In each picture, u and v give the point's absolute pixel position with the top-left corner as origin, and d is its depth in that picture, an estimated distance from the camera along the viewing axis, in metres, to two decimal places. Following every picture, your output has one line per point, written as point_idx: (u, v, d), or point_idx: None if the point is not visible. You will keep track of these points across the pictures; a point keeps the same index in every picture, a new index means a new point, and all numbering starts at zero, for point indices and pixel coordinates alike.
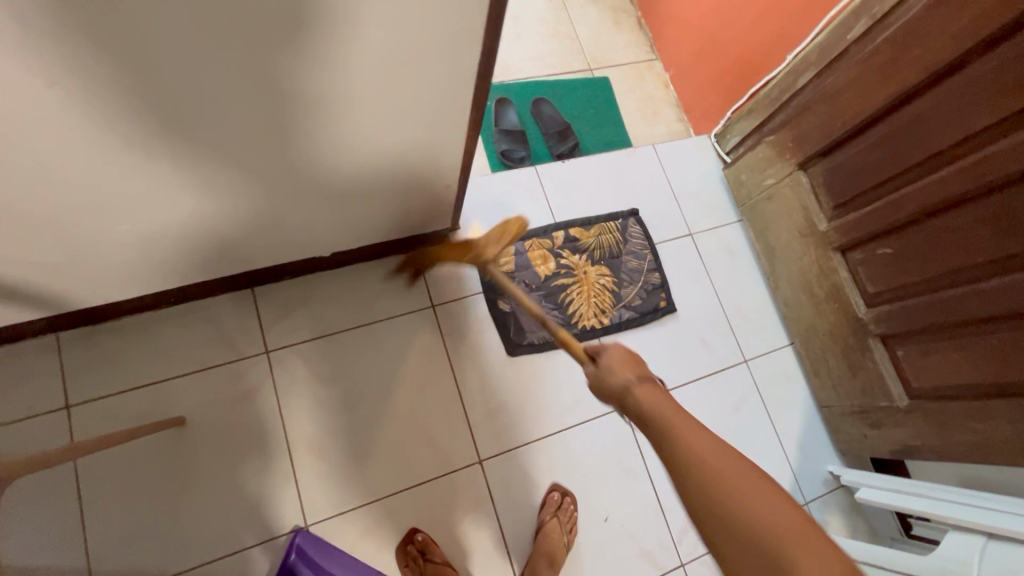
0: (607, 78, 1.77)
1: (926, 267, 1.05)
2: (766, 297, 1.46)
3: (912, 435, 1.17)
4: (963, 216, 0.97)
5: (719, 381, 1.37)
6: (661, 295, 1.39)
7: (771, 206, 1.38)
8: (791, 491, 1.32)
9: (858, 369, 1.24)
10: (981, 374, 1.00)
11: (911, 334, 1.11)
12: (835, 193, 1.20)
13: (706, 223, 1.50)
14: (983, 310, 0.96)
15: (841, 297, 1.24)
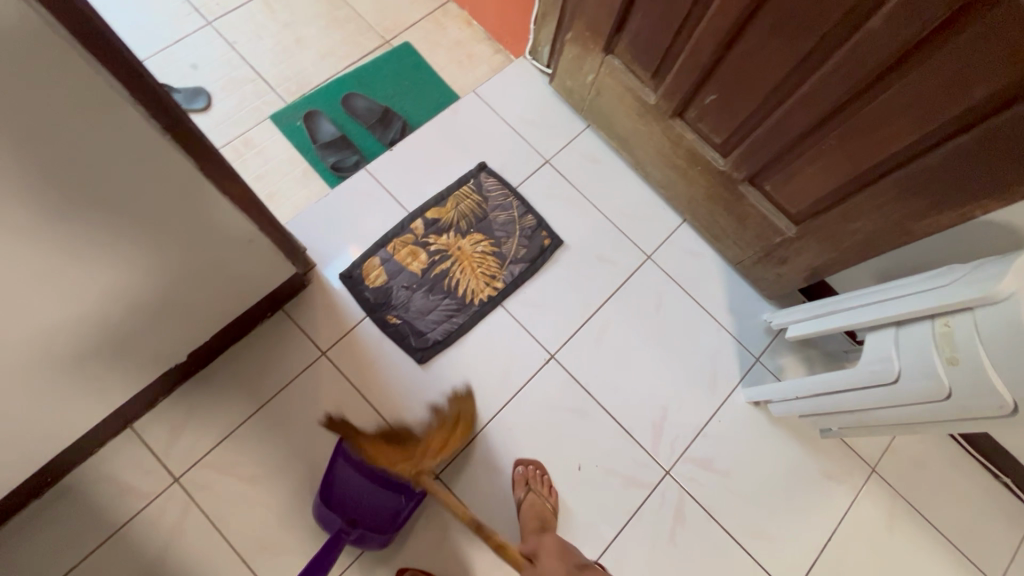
0: (408, 41, 1.66)
1: (749, 97, 1.00)
2: (643, 188, 1.42)
3: (813, 258, 1.15)
4: (752, 36, 0.92)
5: (631, 287, 1.34)
6: (542, 234, 1.34)
7: (604, 100, 1.32)
8: (737, 356, 1.32)
9: (745, 218, 1.22)
10: (839, 177, 0.97)
11: (769, 166, 1.08)
12: (647, 63, 1.15)
13: (558, 143, 1.44)
14: (810, 117, 0.93)
15: (699, 159, 1.20)
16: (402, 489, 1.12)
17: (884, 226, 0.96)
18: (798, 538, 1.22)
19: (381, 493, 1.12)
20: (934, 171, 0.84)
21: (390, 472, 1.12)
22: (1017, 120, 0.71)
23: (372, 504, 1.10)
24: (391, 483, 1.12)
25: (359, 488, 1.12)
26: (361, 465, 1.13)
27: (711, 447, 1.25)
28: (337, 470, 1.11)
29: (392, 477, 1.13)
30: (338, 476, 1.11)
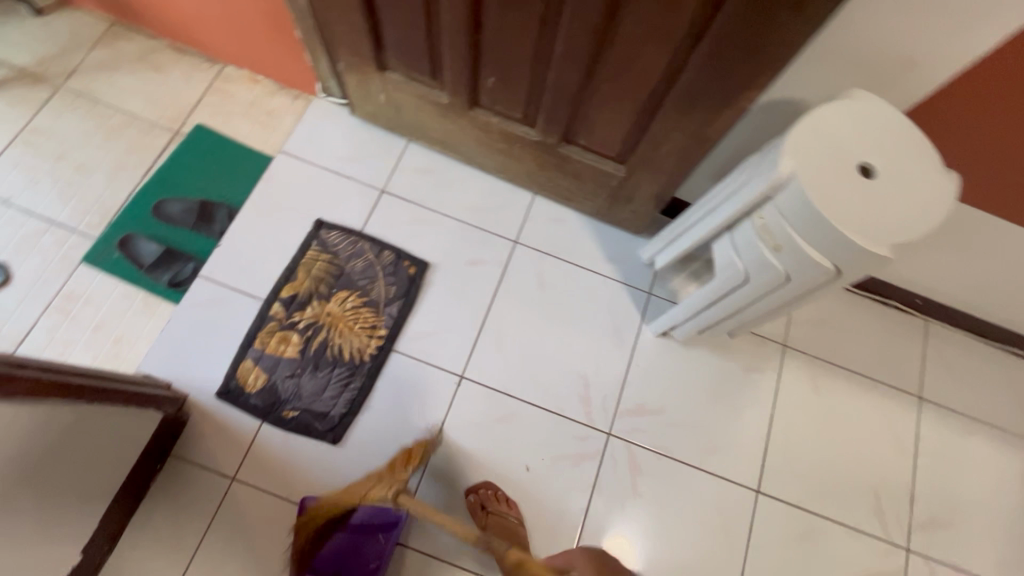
0: (198, 123, 1.54)
1: (520, 67, 0.99)
2: (484, 178, 1.41)
3: (652, 187, 1.18)
4: (491, 12, 0.90)
5: (510, 278, 1.34)
6: (405, 264, 1.31)
7: (407, 113, 1.28)
8: (630, 298, 1.35)
9: (579, 173, 1.23)
10: (630, 111, 0.98)
11: (573, 122, 1.08)
12: (421, 66, 1.11)
13: (387, 169, 1.40)
14: (578, 69, 0.93)
15: (513, 136, 1.19)
16: (379, 527, 1.11)
17: (688, 142, 0.99)
18: (745, 436, 1.28)
19: (361, 536, 1.11)
20: (697, 80, 0.85)
21: (364, 513, 1.11)
22: (734, 14, 0.73)
23: (353, 546, 1.10)
24: (368, 524, 1.11)
25: (340, 535, 1.10)
26: (331, 513, 1.11)
27: (640, 392, 1.28)
28: (314, 525, 1.09)
29: (366, 518, 1.11)
30: (315, 533, 1.09)
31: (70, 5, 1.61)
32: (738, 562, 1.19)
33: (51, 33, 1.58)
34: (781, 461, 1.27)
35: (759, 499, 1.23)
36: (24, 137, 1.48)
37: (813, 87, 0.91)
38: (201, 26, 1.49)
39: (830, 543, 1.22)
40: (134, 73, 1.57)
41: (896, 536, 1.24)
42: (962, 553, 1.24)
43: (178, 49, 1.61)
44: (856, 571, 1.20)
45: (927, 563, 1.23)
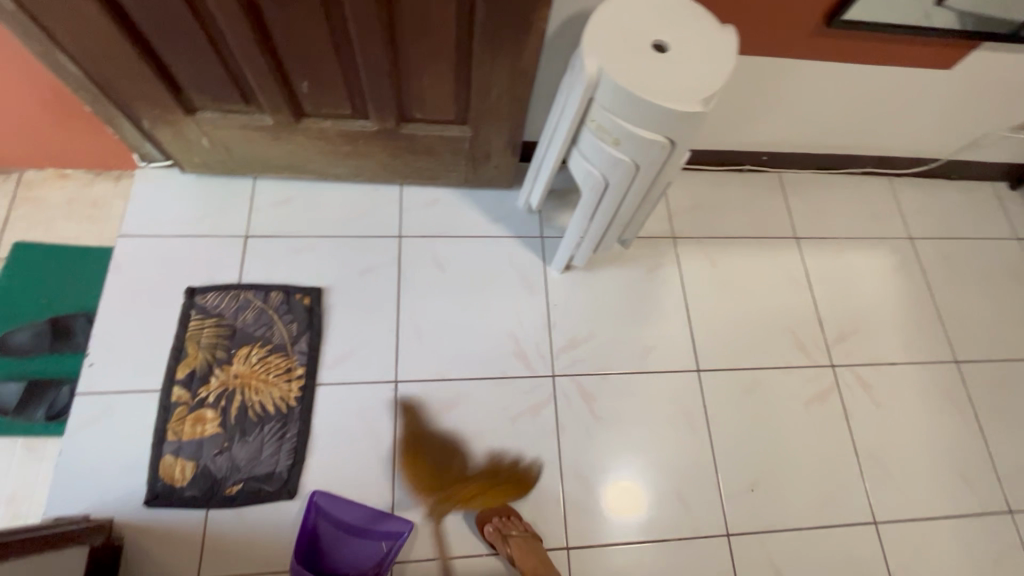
0: (14, 241, 1.37)
1: (326, 61, 0.98)
2: (346, 188, 1.38)
3: (502, 138, 1.21)
4: (272, 14, 0.88)
5: (407, 271, 1.33)
6: (298, 297, 1.26)
7: (238, 150, 1.22)
8: (526, 247, 1.39)
9: (432, 148, 1.23)
10: (448, 68, 1.00)
11: (402, 99, 1.09)
12: (230, 95, 1.06)
13: (243, 214, 1.33)
14: (380, 43, 0.93)
15: (353, 134, 1.17)
16: (381, 534, 1.10)
17: (511, 80, 1.03)
18: (671, 329, 1.37)
19: (361, 543, 1.10)
20: (492, 17, 0.88)
21: (367, 517, 1.11)
22: None
23: (351, 551, 1.09)
24: (369, 531, 1.10)
25: (343, 535, 1.10)
26: (336, 517, 1.10)
27: (566, 327, 1.33)
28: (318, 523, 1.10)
29: (369, 524, 1.11)
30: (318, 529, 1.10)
31: None
32: (706, 437, 1.28)
33: None
34: (708, 337, 1.37)
35: (702, 376, 1.33)
36: None
37: None
38: None
39: (771, 386, 1.34)
40: None
41: (821, 359, 1.38)
42: (874, 350, 1.42)
43: None
44: (801, 402, 1.34)
45: (851, 370, 1.39)
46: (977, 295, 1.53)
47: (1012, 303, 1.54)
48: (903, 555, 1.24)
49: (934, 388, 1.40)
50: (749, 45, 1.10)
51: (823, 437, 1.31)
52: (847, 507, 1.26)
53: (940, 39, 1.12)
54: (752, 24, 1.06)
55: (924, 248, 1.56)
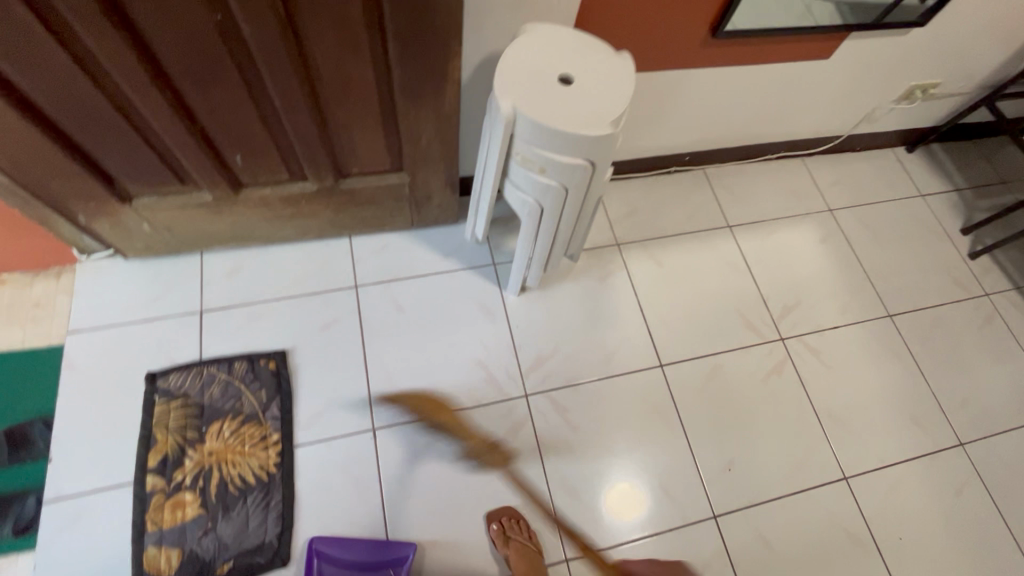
0: None
1: (257, 134, 1.01)
2: (295, 248, 1.40)
3: (439, 178, 1.27)
4: (197, 99, 0.91)
5: (368, 319, 1.35)
6: (263, 363, 1.26)
7: (181, 229, 1.22)
8: (480, 276, 1.44)
9: (374, 198, 1.27)
10: (375, 124, 1.05)
11: (336, 157, 1.13)
12: (165, 179, 1.07)
13: (194, 290, 1.33)
14: (307, 110, 0.97)
15: (294, 196, 1.20)
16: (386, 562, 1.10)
17: (437, 126, 1.09)
18: (629, 330, 1.43)
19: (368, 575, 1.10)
20: (409, 74, 0.94)
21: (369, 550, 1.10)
22: (397, 8, 0.81)
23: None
24: (374, 563, 1.10)
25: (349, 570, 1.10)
26: (338, 557, 1.10)
27: (530, 347, 1.38)
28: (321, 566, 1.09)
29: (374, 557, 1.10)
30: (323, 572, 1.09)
31: None
32: (680, 427, 1.34)
33: None
34: (665, 332, 1.44)
35: (666, 370, 1.39)
36: None
37: (502, 37, 1.06)
38: None
39: (730, 368, 1.42)
40: None
41: (771, 335, 1.48)
42: (817, 317, 1.52)
43: None
44: (760, 377, 1.42)
45: (799, 340, 1.48)
46: (897, 251, 1.67)
47: (927, 253, 1.68)
48: (876, 502, 1.32)
49: (875, 343, 1.51)
50: (650, 61, 1.20)
51: (785, 406, 1.40)
52: (818, 468, 1.34)
53: (816, 34, 1.25)
54: (648, 43, 1.15)
55: (843, 217, 1.70)
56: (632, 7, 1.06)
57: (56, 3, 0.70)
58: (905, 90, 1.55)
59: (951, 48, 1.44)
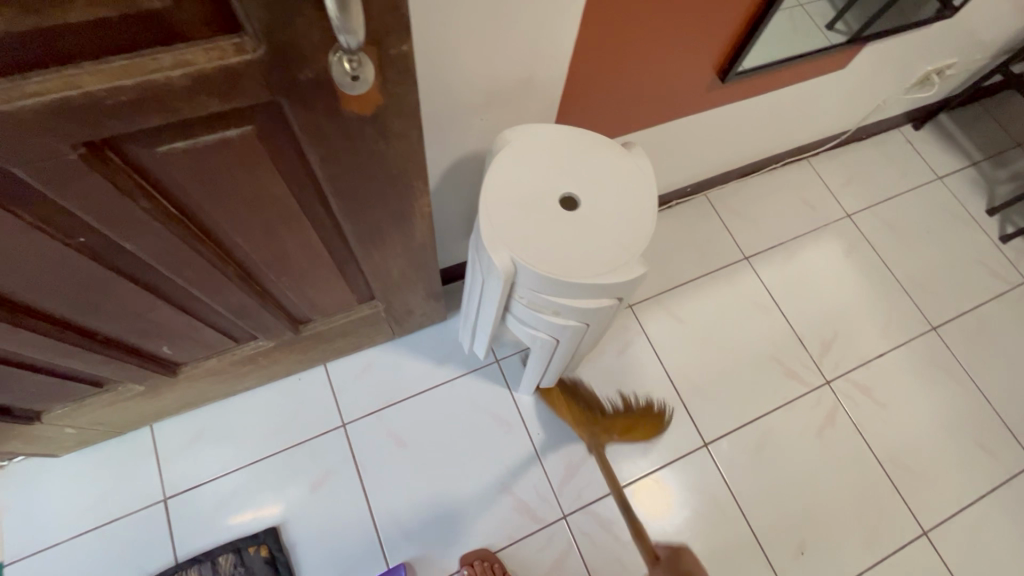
0: None
1: (183, 324, 0.78)
2: (263, 392, 1.19)
3: (419, 295, 1.05)
4: (89, 318, 0.67)
5: (365, 463, 1.15)
6: (252, 550, 1.05)
7: (117, 418, 0.99)
8: (484, 380, 1.25)
9: (345, 331, 1.06)
10: (332, 274, 0.83)
11: (289, 312, 0.90)
12: (77, 389, 0.84)
13: (151, 473, 1.11)
14: (240, 289, 0.74)
15: (248, 357, 0.97)
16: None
17: (409, 257, 0.87)
18: (662, 409, 1.26)
19: None
20: (365, 227, 0.72)
21: None
22: (334, 174, 0.59)
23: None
24: None
25: None
26: None
27: (557, 454, 1.20)
28: None
29: None
30: None
31: None
32: (739, 515, 1.18)
33: None
34: (700, 401, 1.28)
35: (711, 449, 1.23)
36: None
37: (470, 135, 0.83)
38: None
39: (779, 429, 1.27)
40: None
41: (814, 380, 1.32)
42: (858, 348, 1.37)
43: None
44: (812, 434, 1.27)
45: (846, 379, 1.33)
46: (926, 249, 1.52)
47: (958, 245, 1.53)
48: (963, 554, 1.19)
49: (925, 364, 1.37)
50: (646, 119, 0.99)
51: (845, 462, 1.25)
52: (893, 528, 1.20)
53: (830, 52, 1.05)
54: (644, 100, 0.94)
55: (863, 220, 1.54)
56: (625, 69, 0.85)
57: None
58: (918, 76, 1.37)
59: (973, 24, 1.26)
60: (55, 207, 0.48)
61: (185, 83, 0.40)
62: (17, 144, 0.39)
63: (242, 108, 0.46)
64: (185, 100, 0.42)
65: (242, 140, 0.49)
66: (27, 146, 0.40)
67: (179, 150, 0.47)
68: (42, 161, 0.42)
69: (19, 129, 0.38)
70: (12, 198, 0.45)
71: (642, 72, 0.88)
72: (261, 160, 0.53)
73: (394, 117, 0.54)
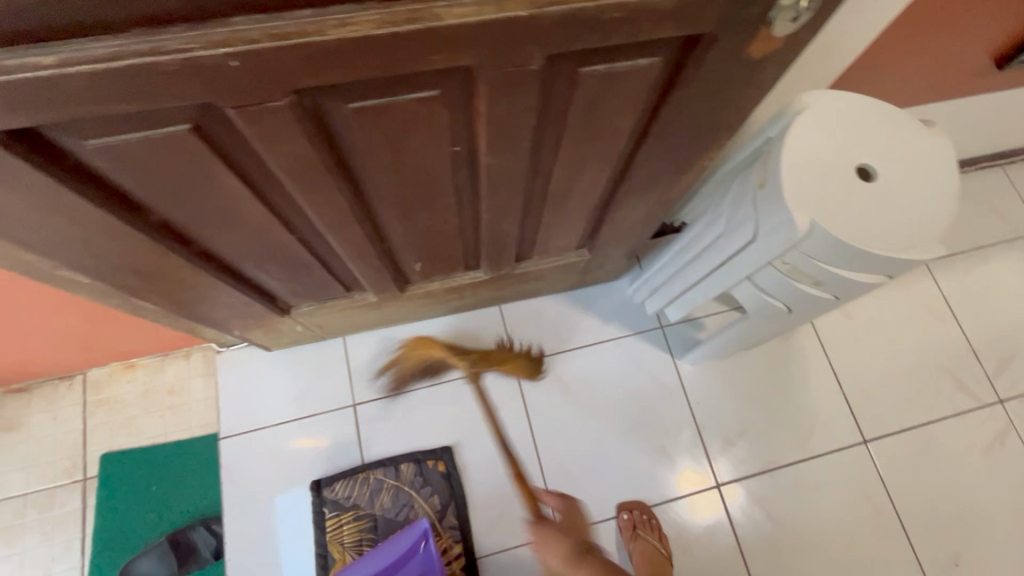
0: (105, 452, 1.26)
1: (450, 244, 0.84)
2: (443, 321, 1.26)
3: (620, 250, 1.07)
4: (395, 226, 0.74)
5: (532, 403, 1.21)
6: (430, 463, 1.14)
7: (334, 325, 1.08)
8: (648, 343, 1.28)
9: (543, 275, 1.10)
10: (583, 216, 0.86)
11: (520, 249, 0.95)
12: (333, 291, 0.92)
13: (343, 378, 1.21)
14: (514, 218, 0.79)
15: (462, 286, 1.03)
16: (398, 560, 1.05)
17: (649, 209, 0.89)
18: (822, 400, 1.25)
19: None
20: (651, 171, 0.74)
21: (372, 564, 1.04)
22: (677, 115, 0.61)
23: None
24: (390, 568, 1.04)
25: None
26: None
27: (716, 427, 1.22)
28: None
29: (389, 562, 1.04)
30: None
31: None
32: (894, 518, 1.17)
33: None
34: (863, 399, 1.26)
35: (870, 448, 1.22)
36: None
37: None
38: (62, 360, 1.20)
39: (944, 440, 1.23)
40: None
41: (986, 397, 1.27)
42: None
43: (20, 391, 1.29)
44: (979, 450, 1.23)
45: (1021, 401, 1.27)
46: None
47: None
48: None
49: None
50: (887, 87, 0.96)
51: (1011, 486, 1.21)
52: None
53: None
54: (895, 73, 0.93)
55: None
56: (901, 35, 0.84)
57: (269, 167, 0.53)
58: None
59: None
60: (467, 113, 0.53)
61: (667, 6, 0.43)
62: (512, 48, 0.44)
63: (672, 38, 0.49)
64: (651, 23, 0.45)
65: (646, 70, 0.52)
66: (514, 51, 0.44)
67: (596, 74, 0.50)
68: (509, 68, 0.46)
69: (526, 33, 0.42)
70: (452, 99, 0.50)
71: (913, 34, 0.85)
72: (640, 92, 0.55)
73: (771, 63, 0.55)
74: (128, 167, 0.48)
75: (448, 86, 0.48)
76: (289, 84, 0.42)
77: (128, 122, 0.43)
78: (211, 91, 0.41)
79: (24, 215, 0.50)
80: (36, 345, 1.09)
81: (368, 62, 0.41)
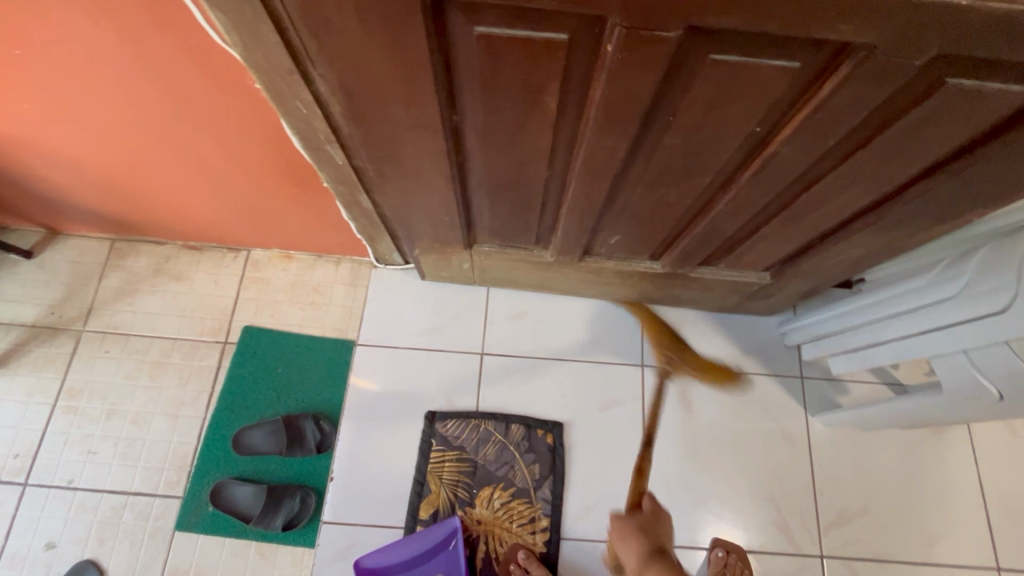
0: (247, 324, 1.36)
1: (662, 225, 0.84)
2: (583, 303, 1.27)
3: (802, 285, 1.03)
4: (633, 191, 0.74)
5: (651, 409, 1.20)
6: (540, 433, 1.17)
7: (494, 272, 1.12)
8: (785, 389, 1.22)
9: (710, 286, 1.08)
10: (803, 237, 0.83)
11: (713, 253, 0.94)
12: (523, 238, 0.95)
13: (478, 326, 1.26)
14: (742, 217, 0.78)
15: (634, 272, 1.03)
16: (431, 551, 1.09)
17: (870, 250, 0.85)
18: (961, 509, 1.14)
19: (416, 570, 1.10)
20: (913, 208, 0.70)
21: (405, 550, 1.08)
22: (997, 154, 0.57)
23: None
24: (422, 555, 1.09)
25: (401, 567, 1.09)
26: (390, 558, 1.08)
27: (835, 496, 1.15)
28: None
29: (423, 551, 1.09)
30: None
31: (59, 232, 1.41)
32: None
33: (47, 274, 1.38)
34: (1008, 524, 1.13)
35: None
36: (63, 403, 1.29)
37: None
38: (235, 231, 1.30)
39: None
40: (157, 290, 1.39)
41: None
42: None
43: (193, 248, 1.41)
44: None
45: None
46: None
47: None
48: None
49: None
50: None
51: None
52: None
53: None
54: None
55: None
56: None
57: (592, 96, 0.55)
58: None
59: None
60: (799, 95, 0.53)
61: None
62: (915, 34, 0.43)
63: None
64: None
65: (1013, 98, 0.49)
66: (916, 39, 0.43)
67: (961, 89, 0.48)
68: (891, 58, 0.46)
69: (944, 25, 0.41)
70: (803, 75, 0.50)
71: None
72: (982, 120, 0.53)
73: None
74: (484, 62, 0.51)
75: (812, 61, 0.48)
76: (692, 17, 0.43)
77: (525, 17, 0.46)
78: (625, 5, 0.43)
79: (377, 79, 0.54)
80: (227, 207, 1.17)
81: (777, 12, 0.42)
